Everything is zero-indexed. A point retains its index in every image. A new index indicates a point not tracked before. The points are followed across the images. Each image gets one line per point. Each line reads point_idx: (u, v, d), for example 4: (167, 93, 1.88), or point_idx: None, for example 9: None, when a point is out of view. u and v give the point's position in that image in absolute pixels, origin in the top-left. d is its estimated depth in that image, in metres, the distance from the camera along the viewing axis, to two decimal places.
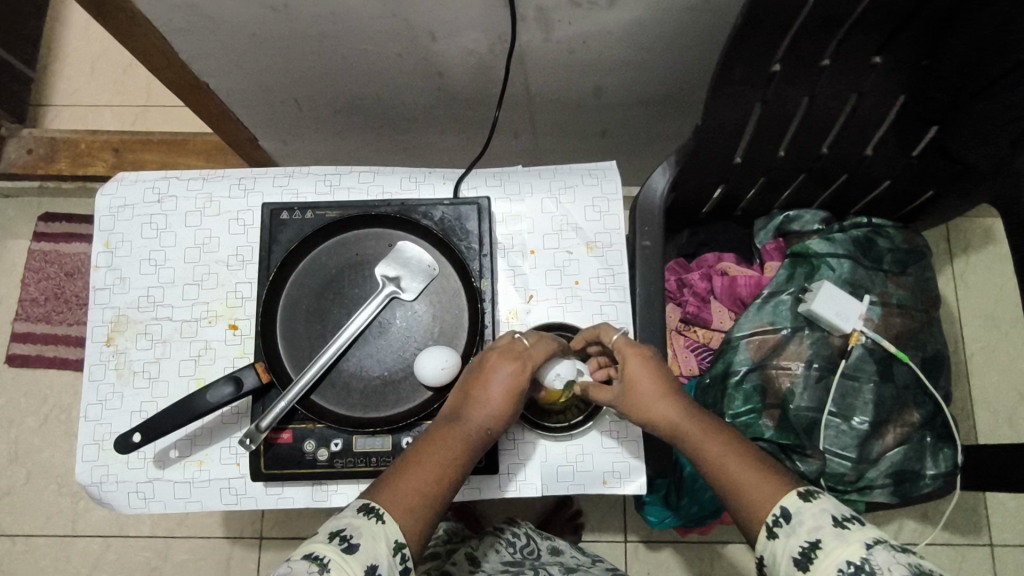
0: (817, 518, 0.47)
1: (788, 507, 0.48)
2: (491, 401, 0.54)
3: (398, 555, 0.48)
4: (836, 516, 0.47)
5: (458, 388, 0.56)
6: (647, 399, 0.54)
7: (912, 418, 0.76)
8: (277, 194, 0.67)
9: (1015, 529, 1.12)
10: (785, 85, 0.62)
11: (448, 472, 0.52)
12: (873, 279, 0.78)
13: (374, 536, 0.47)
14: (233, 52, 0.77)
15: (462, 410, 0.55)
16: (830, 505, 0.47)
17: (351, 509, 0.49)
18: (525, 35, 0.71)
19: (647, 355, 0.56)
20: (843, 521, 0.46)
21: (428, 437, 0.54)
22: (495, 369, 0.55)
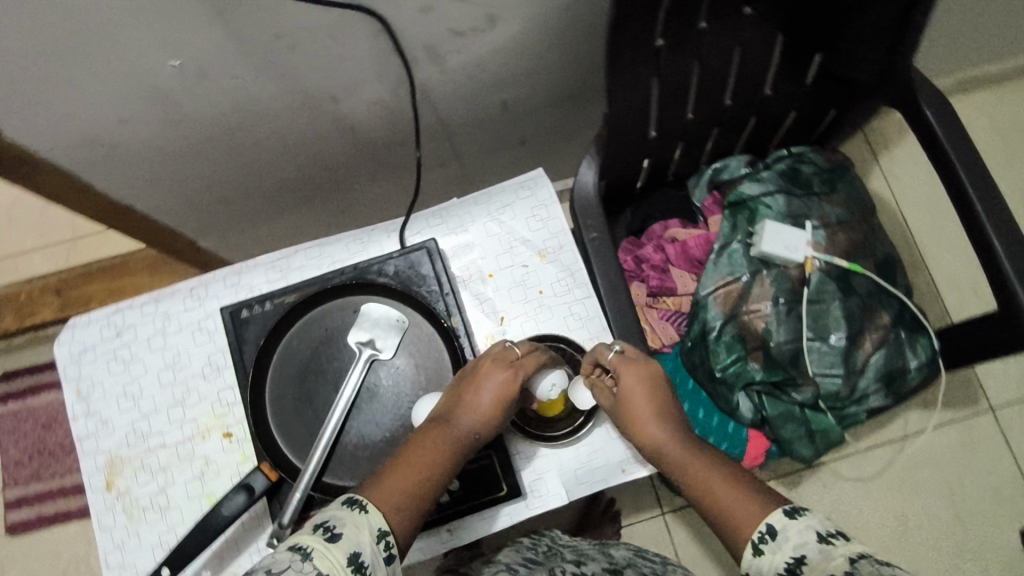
0: (802, 535, 0.48)
1: (773, 524, 0.51)
2: (481, 402, 0.58)
3: (381, 542, 0.49)
4: (822, 532, 0.48)
5: (449, 390, 0.60)
6: (639, 416, 0.60)
7: (883, 320, 0.81)
8: (232, 293, 0.68)
9: (1010, 388, 1.18)
10: (673, 55, 0.65)
11: (433, 472, 0.55)
12: (809, 205, 0.82)
13: (356, 526, 0.48)
14: (147, 169, 0.77)
15: (454, 412, 0.58)
16: (815, 522, 0.49)
17: (335, 504, 0.50)
18: (422, 74, 0.74)
19: (643, 375, 0.61)
20: (827, 537, 0.47)
21: (418, 435, 0.57)
22: (488, 375, 0.58)
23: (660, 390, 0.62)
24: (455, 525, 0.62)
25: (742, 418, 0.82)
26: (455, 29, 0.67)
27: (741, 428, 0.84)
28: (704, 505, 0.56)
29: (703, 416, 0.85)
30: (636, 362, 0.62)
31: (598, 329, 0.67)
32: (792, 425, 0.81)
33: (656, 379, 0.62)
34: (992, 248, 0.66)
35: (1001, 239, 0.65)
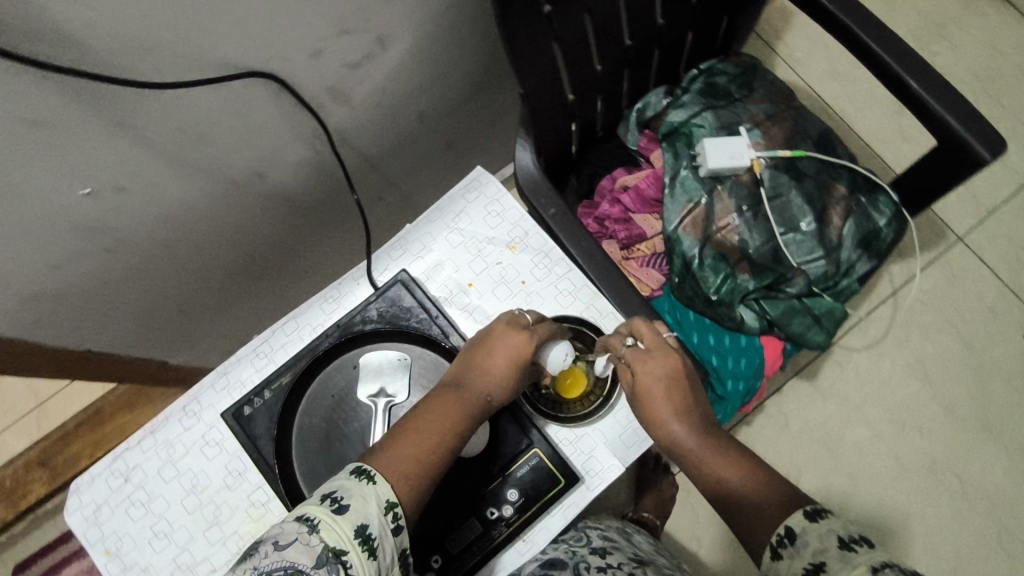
0: (822, 540, 0.46)
1: (793, 527, 0.49)
2: (492, 368, 0.59)
3: (389, 514, 0.48)
4: (843, 537, 0.45)
5: (460, 358, 0.61)
6: (656, 403, 0.59)
7: (841, 193, 0.83)
8: (226, 396, 0.66)
9: (966, 214, 1.28)
10: (564, 16, 0.66)
11: (440, 442, 0.55)
12: (736, 111, 0.84)
13: (364, 496, 0.48)
14: (93, 307, 0.74)
15: (466, 382, 0.59)
16: (837, 527, 0.46)
17: (343, 474, 0.50)
18: (332, 118, 0.72)
19: (663, 364, 0.61)
20: (849, 543, 0.44)
21: (429, 404, 0.57)
22: (503, 339, 0.60)
23: (682, 383, 0.61)
24: (528, 534, 0.61)
25: (750, 329, 0.83)
26: (350, 64, 0.66)
27: (752, 338, 0.85)
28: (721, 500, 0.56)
29: (714, 339, 0.85)
30: (660, 353, 0.61)
31: (590, 295, 0.67)
32: (799, 318, 0.83)
33: (678, 372, 0.61)
34: (913, 89, 0.71)
35: (916, 79, 0.71)
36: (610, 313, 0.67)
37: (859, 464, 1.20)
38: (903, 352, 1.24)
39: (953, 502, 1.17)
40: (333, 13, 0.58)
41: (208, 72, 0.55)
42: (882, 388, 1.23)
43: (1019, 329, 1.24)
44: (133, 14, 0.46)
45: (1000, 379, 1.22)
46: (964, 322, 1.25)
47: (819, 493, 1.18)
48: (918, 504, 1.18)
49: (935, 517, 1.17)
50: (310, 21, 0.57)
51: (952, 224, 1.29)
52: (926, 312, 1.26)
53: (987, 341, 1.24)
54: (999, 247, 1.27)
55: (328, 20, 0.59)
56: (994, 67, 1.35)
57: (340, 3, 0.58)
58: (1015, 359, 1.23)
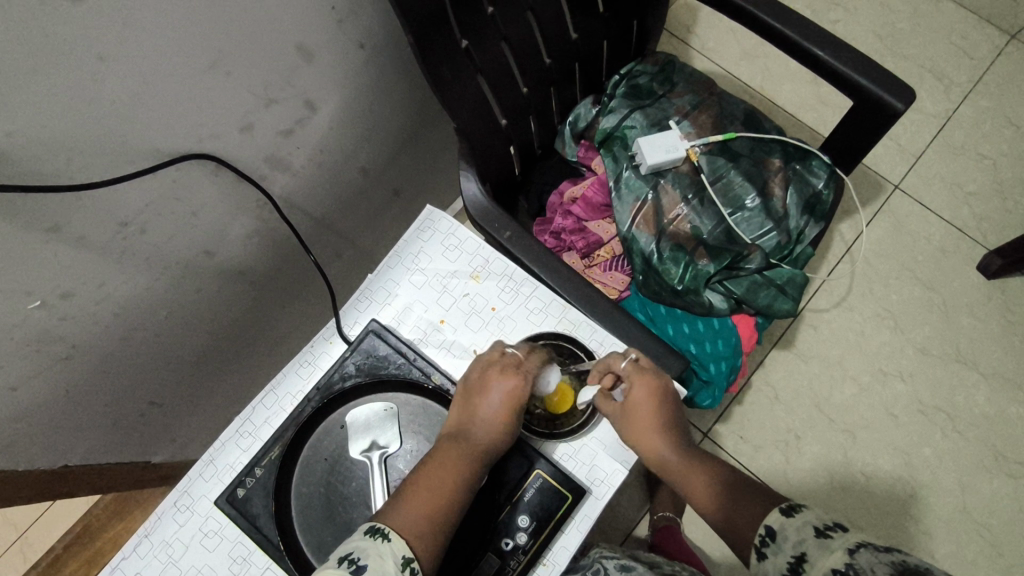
0: (801, 532, 0.47)
1: (772, 525, 0.50)
2: (493, 412, 0.59)
3: (408, 569, 0.49)
4: (819, 526, 0.46)
5: (460, 399, 0.61)
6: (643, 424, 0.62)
7: (777, 165, 0.86)
8: (217, 483, 0.64)
9: (896, 163, 1.35)
10: (481, 48, 0.68)
11: (452, 492, 0.55)
12: (662, 107, 0.88)
13: (380, 556, 0.48)
14: (64, 420, 0.72)
15: (472, 424, 0.58)
16: (812, 518, 0.48)
17: (358, 535, 0.50)
18: (275, 186, 0.73)
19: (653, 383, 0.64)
20: (824, 531, 0.46)
21: (435, 453, 0.58)
22: (502, 385, 0.60)
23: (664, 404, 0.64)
24: (549, 558, 0.60)
25: (720, 311, 0.84)
26: (282, 130, 0.67)
27: (724, 319, 0.86)
28: (712, 515, 0.58)
29: (688, 328, 0.87)
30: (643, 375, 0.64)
31: (560, 308, 0.69)
32: (763, 292, 0.84)
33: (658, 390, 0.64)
34: (818, 57, 0.75)
35: (820, 47, 0.75)
36: (583, 322, 0.69)
37: (853, 420, 1.22)
38: (869, 304, 1.28)
39: (948, 437, 1.21)
40: (255, 84, 0.59)
41: (141, 161, 0.55)
42: (858, 342, 1.26)
43: (969, 260, 1.30)
44: (55, 120, 0.46)
45: (963, 311, 1.27)
46: (918, 263, 1.30)
47: (822, 454, 1.20)
48: (916, 446, 1.20)
49: (935, 456, 1.20)
50: (234, 94, 0.58)
51: (886, 175, 1.35)
52: (881, 262, 1.30)
53: (943, 277, 1.29)
54: (933, 188, 1.34)
55: (252, 91, 0.59)
56: (890, 23, 1.43)
57: (260, 73, 0.59)
58: (973, 289, 1.28)
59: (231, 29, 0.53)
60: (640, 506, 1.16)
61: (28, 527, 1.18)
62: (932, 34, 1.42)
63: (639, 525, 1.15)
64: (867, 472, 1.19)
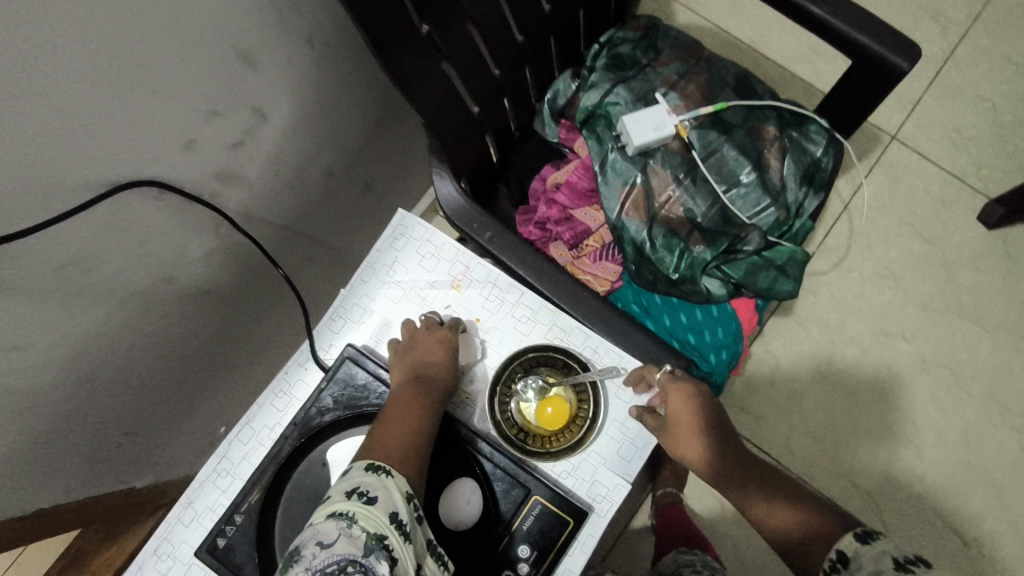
0: (878, 562, 0.46)
1: (845, 551, 0.50)
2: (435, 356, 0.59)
3: (411, 501, 0.50)
4: (898, 558, 0.46)
5: (402, 349, 0.61)
6: (683, 439, 0.61)
7: (772, 134, 0.80)
8: (197, 528, 0.61)
9: (893, 113, 1.29)
10: (445, 32, 0.61)
11: (421, 424, 0.55)
12: (647, 78, 0.81)
13: (387, 488, 0.49)
14: (32, 469, 0.67)
15: (418, 363, 0.59)
16: (891, 549, 0.47)
17: (358, 472, 0.50)
18: (231, 201, 0.66)
19: (689, 395, 0.61)
20: (906, 564, 0.45)
21: (394, 401, 0.57)
22: (434, 335, 0.61)
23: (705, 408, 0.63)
24: None
25: (719, 298, 0.79)
26: (231, 142, 0.60)
27: (723, 305, 0.82)
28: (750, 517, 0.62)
29: (686, 317, 0.82)
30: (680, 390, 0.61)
31: (550, 315, 0.65)
32: (763, 274, 0.79)
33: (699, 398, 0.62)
34: (815, 15, 0.69)
35: (816, 4, 0.68)
36: (575, 328, 0.64)
37: (855, 384, 1.20)
38: (868, 263, 1.24)
39: (951, 394, 1.19)
40: (190, 97, 0.52)
41: (69, 200, 0.49)
42: (859, 304, 1.23)
43: (970, 211, 1.25)
44: None
45: (964, 264, 1.23)
46: (918, 217, 1.25)
47: (825, 420, 1.19)
48: (920, 404, 1.19)
49: (938, 413, 1.18)
50: (167, 111, 0.51)
51: (882, 125, 1.28)
52: (880, 219, 1.26)
53: (944, 230, 1.25)
54: (931, 136, 1.28)
55: (187, 105, 0.53)
56: None
57: (194, 84, 0.52)
58: (974, 240, 1.24)
59: (150, 39, 0.46)
60: (644, 487, 1.14)
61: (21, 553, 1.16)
62: None
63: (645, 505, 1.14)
64: (871, 435, 1.18)
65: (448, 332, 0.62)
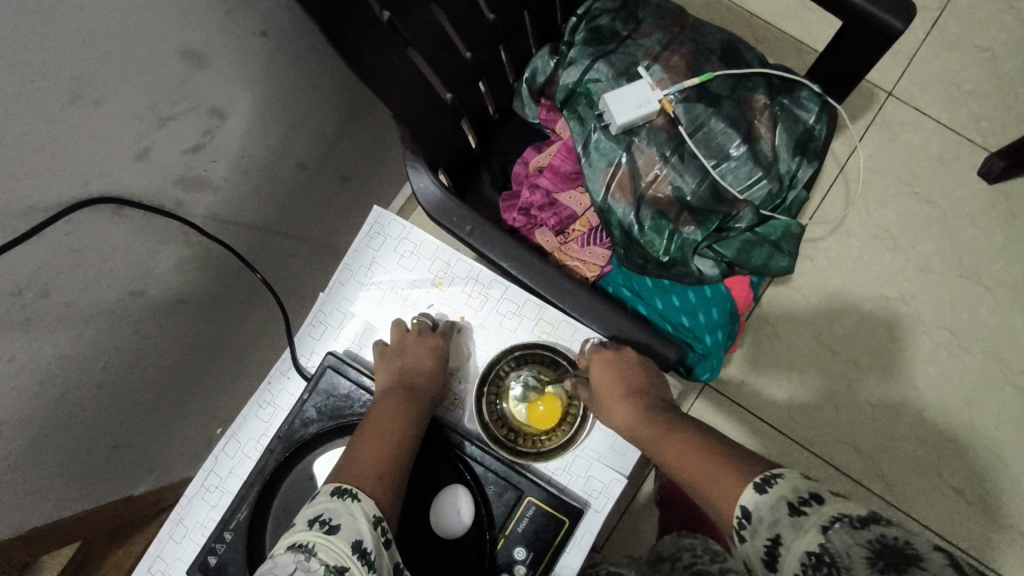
0: (774, 510, 0.42)
1: (747, 506, 0.44)
2: (425, 363, 0.58)
3: (378, 527, 0.46)
4: (792, 501, 0.41)
5: (388, 358, 0.59)
6: (609, 401, 0.58)
7: (762, 103, 0.77)
8: (189, 545, 0.60)
9: (887, 68, 1.24)
10: (408, 16, 0.58)
11: (404, 431, 0.54)
12: (629, 51, 0.77)
13: (352, 514, 0.45)
14: (19, 492, 0.66)
15: (405, 374, 0.58)
16: (785, 492, 0.42)
17: (324, 497, 0.47)
18: (198, 208, 0.64)
19: (616, 357, 0.59)
20: (798, 507, 0.41)
21: (378, 406, 0.56)
22: (425, 340, 0.60)
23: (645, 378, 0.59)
24: None
25: (712, 278, 0.77)
26: (190, 147, 0.57)
27: (717, 287, 0.81)
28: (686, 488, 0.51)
29: (679, 299, 0.80)
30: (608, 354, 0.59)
31: (536, 309, 0.63)
32: (757, 250, 0.76)
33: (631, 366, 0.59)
34: None
35: None
36: (562, 321, 0.63)
37: (856, 349, 1.18)
38: (866, 226, 1.21)
39: (953, 355, 1.17)
40: (137, 104, 0.49)
41: (15, 223, 0.46)
42: (857, 268, 1.21)
43: (970, 166, 1.22)
44: None
45: (964, 222, 1.20)
46: (916, 176, 1.22)
47: (826, 388, 1.18)
48: (921, 367, 1.17)
49: (940, 375, 1.17)
50: (114, 123, 0.48)
51: (877, 82, 1.24)
52: (877, 179, 1.22)
53: (942, 187, 1.22)
54: (928, 90, 1.24)
55: (136, 114, 0.50)
56: None
57: (140, 91, 0.49)
58: (974, 197, 1.21)
59: (84, 49, 0.43)
60: (645, 464, 1.14)
61: None
62: None
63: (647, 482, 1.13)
64: (872, 400, 1.17)
65: (440, 337, 0.61)
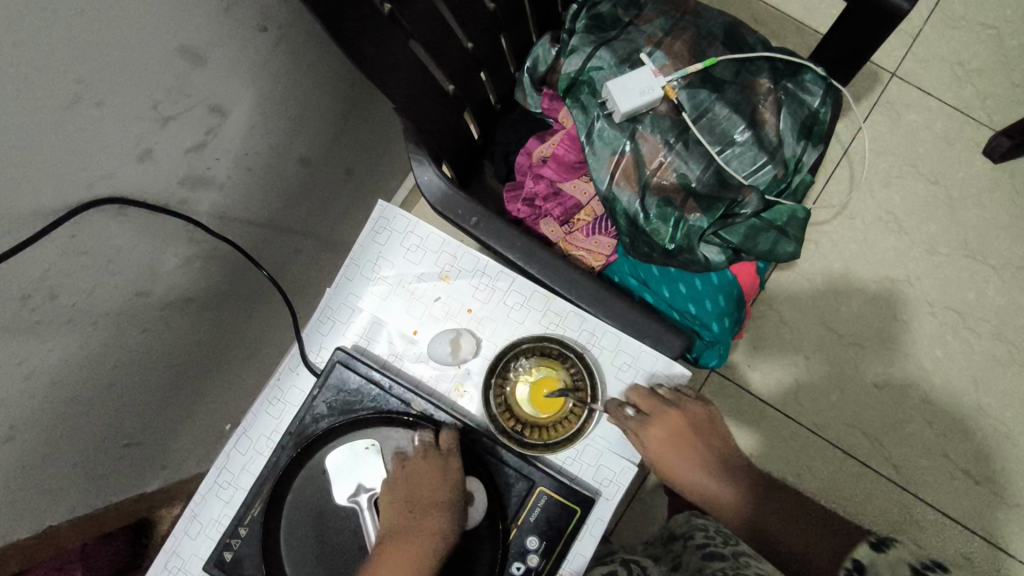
0: (896, 568, 0.52)
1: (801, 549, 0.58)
2: (430, 504, 0.53)
3: None
4: (914, 565, 0.52)
5: (402, 487, 0.55)
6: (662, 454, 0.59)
7: (767, 87, 0.76)
8: (204, 541, 0.61)
9: (890, 47, 1.23)
10: (409, 8, 0.57)
11: None
12: (631, 37, 0.76)
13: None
14: (33, 493, 0.67)
15: (421, 519, 0.53)
16: (905, 555, 0.53)
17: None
18: (202, 206, 0.64)
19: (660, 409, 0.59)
20: (922, 570, 0.51)
21: (383, 555, 0.53)
22: (431, 474, 0.54)
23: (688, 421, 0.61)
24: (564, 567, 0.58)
25: (718, 265, 0.77)
26: (193, 146, 0.57)
27: (723, 272, 0.79)
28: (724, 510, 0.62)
29: (685, 287, 0.79)
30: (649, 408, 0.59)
31: (543, 301, 0.63)
32: (763, 236, 0.76)
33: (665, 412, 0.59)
34: None
35: None
36: (570, 312, 0.62)
37: (862, 333, 1.18)
38: (871, 209, 1.21)
39: (959, 336, 1.17)
40: (139, 104, 0.49)
41: (21, 226, 0.46)
42: (862, 251, 1.20)
43: (975, 146, 1.21)
44: None
45: (970, 202, 1.20)
46: (921, 157, 1.21)
47: (832, 372, 1.18)
48: (927, 349, 1.17)
49: (946, 356, 1.17)
50: (116, 123, 0.48)
51: (881, 62, 1.23)
52: (881, 161, 1.22)
53: (948, 167, 1.21)
54: (932, 70, 1.22)
55: (137, 114, 0.50)
56: None
57: (141, 91, 0.49)
58: (980, 176, 1.20)
59: (84, 50, 0.43)
60: None
61: None
62: None
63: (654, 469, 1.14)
64: (879, 384, 1.17)
65: (449, 467, 0.55)
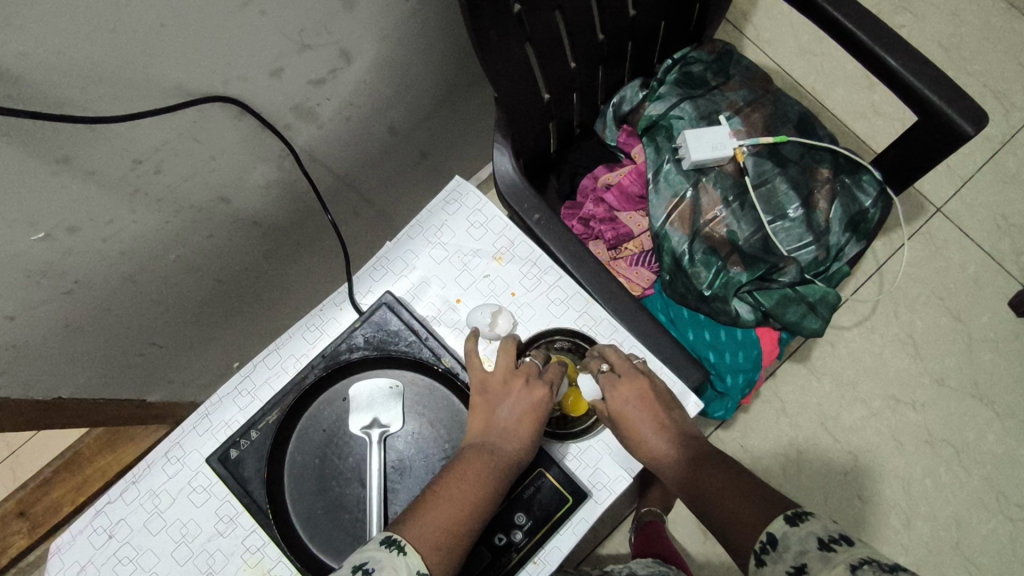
0: (803, 542, 0.46)
1: (774, 533, 0.48)
2: (510, 420, 0.56)
3: None
4: (823, 538, 0.45)
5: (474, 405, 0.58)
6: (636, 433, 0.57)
7: (825, 176, 0.81)
8: (210, 439, 0.63)
9: (941, 184, 1.29)
10: (534, 14, 0.62)
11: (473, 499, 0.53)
12: (714, 100, 0.83)
13: (395, 568, 0.46)
14: (63, 355, 0.69)
15: (492, 437, 0.56)
16: (816, 528, 0.46)
17: (372, 545, 0.48)
18: (298, 137, 0.69)
19: (631, 390, 0.58)
20: (828, 543, 0.45)
21: (456, 469, 0.54)
22: (511, 396, 0.57)
23: (679, 408, 0.61)
24: (540, 556, 0.58)
25: (745, 322, 0.83)
26: (314, 79, 0.62)
27: (748, 330, 0.85)
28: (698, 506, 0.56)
29: (710, 335, 0.87)
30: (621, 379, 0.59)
31: (583, 303, 0.65)
32: (793, 307, 0.81)
33: (647, 395, 0.59)
34: (891, 66, 0.67)
35: (894, 56, 0.67)
36: (605, 319, 0.65)
37: (858, 443, 1.20)
38: (891, 327, 1.24)
39: (951, 471, 1.18)
40: (291, 28, 0.54)
41: (159, 98, 0.51)
42: (875, 364, 1.23)
43: (1001, 295, 1.25)
44: (68, 44, 0.42)
45: (987, 345, 1.23)
46: (949, 292, 1.25)
47: (822, 473, 1.18)
48: (918, 476, 1.18)
49: (936, 487, 1.17)
50: (265, 38, 0.53)
51: (929, 195, 1.29)
52: (911, 286, 1.26)
53: (972, 308, 1.24)
54: (976, 215, 1.28)
55: (285, 35, 0.55)
56: (958, 35, 1.35)
57: (297, 17, 0.54)
58: (1001, 325, 1.24)
59: None
60: (632, 501, 1.14)
61: (18, 447, 1.20)
62: (1000, 51, 1.34)
63: (625, 520, 1.14)
64: (864, 495, 1.17)
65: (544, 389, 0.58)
